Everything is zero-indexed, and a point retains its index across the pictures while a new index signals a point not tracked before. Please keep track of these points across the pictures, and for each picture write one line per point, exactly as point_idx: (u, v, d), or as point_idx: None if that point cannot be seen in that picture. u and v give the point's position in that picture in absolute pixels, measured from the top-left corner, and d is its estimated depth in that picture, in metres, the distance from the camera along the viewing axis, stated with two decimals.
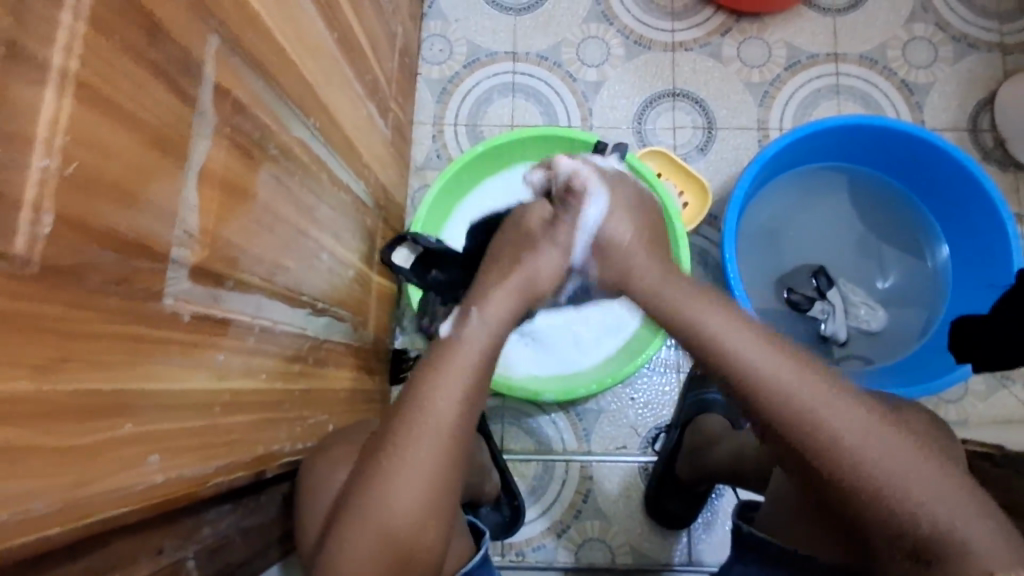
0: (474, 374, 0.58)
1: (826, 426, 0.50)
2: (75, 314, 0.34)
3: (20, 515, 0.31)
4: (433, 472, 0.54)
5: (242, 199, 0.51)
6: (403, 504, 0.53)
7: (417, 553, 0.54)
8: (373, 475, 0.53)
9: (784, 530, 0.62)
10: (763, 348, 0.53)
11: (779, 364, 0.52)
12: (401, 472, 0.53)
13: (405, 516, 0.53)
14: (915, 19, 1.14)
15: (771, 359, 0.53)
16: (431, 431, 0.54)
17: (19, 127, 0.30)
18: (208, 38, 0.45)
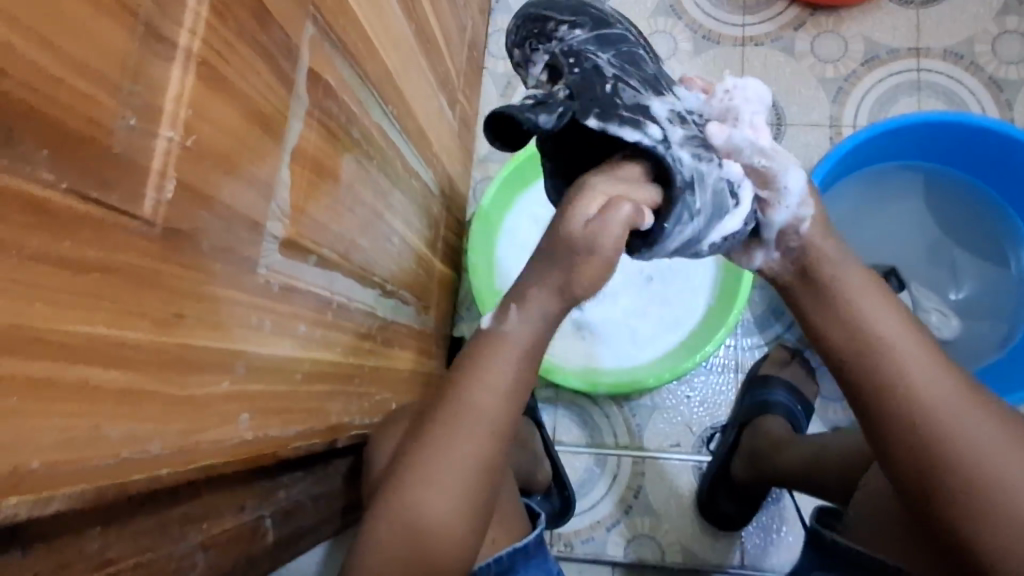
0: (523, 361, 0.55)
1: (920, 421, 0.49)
2: (188, 274, 0.37)
3: (139, 454, 0.34)
4: (485, 446, 0.53)
5: (328, 179, 0.54)
6: (455, 476, 0.53)
7: (464, 532, 0.54)
8: (421, 449, 0.54)
9: (858, 530, 0.61)
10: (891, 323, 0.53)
11: (903, 346, 0.51)
12: (452, 450, 0.53)
13: (461, 482, 0.53)
14: (1008, 12, 1.08)
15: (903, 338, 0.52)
16: (484, 401, 0.53)
17: (152, 100, 0.33)
18: (305, 25, 0.48)
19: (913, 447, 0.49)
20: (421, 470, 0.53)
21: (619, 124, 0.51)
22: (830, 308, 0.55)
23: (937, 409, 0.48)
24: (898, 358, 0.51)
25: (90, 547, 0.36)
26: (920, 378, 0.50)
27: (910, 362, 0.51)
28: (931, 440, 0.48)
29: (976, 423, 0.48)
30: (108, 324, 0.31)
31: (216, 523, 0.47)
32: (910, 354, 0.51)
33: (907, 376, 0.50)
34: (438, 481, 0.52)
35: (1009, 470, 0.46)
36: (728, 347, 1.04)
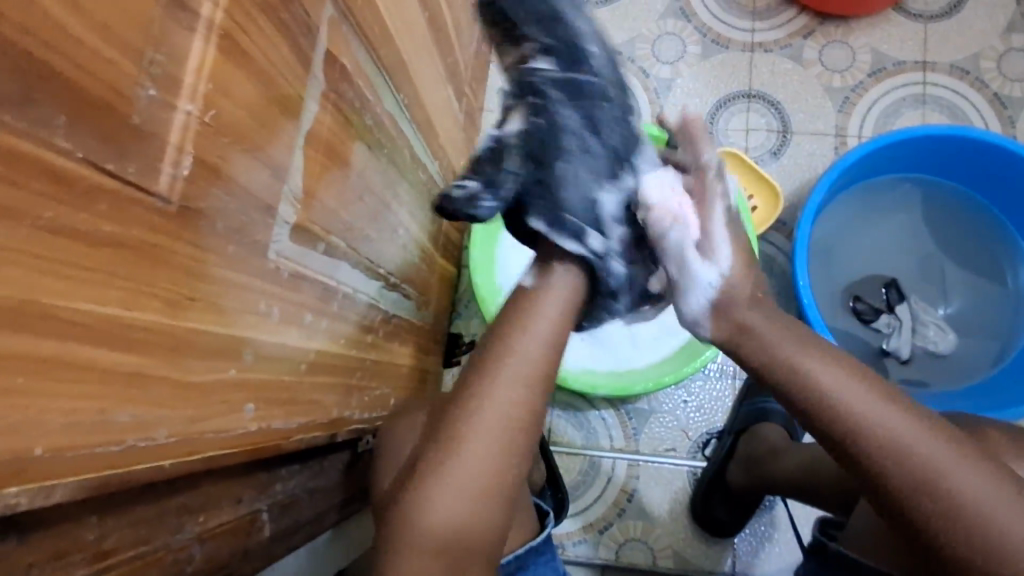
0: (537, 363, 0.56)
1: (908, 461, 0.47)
2: (200, 255, 0.35)
3: (145, 442, 0.32)
4: (505, 438, 0.54)
5: (340, 165, 0.52)
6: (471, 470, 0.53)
7: (482, 531, 0.54)
8: (434, 450, 0.53)
9: (855, 543, 0.60)
10: (847, 383, 0.51)
11: (861, 393, 0.50)
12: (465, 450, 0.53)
13: (476, 480, 0.53)
14: (1014, 29, 1.09)
15: (865, 398, 0.50)
16: (503, 393, 0.54)
17: (172, 70, 0.31)
18: (325, 6, 0.46)
19: (898, 495, 0.47)
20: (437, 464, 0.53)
21: (563, 235, 0.58)
22: (804, 349, 0.54)
23: (912, 451, 0.47)
24: (859, 405, 0.50)
25: (87, 538, 0.34)
26: (888, 422, 0.49)
27: (875, 412, 0.49)
28: (915, 482, 0.47)
29: (955, 459, 0.47)
30: (120, 304, 0.29)
31: (213, 516, 0.45)
32: (872, 402, 0.50)
33: (873, 423, 0.49)
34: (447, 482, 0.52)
35: (995, 501, 0.45)
36: (726, 352, 1.04)
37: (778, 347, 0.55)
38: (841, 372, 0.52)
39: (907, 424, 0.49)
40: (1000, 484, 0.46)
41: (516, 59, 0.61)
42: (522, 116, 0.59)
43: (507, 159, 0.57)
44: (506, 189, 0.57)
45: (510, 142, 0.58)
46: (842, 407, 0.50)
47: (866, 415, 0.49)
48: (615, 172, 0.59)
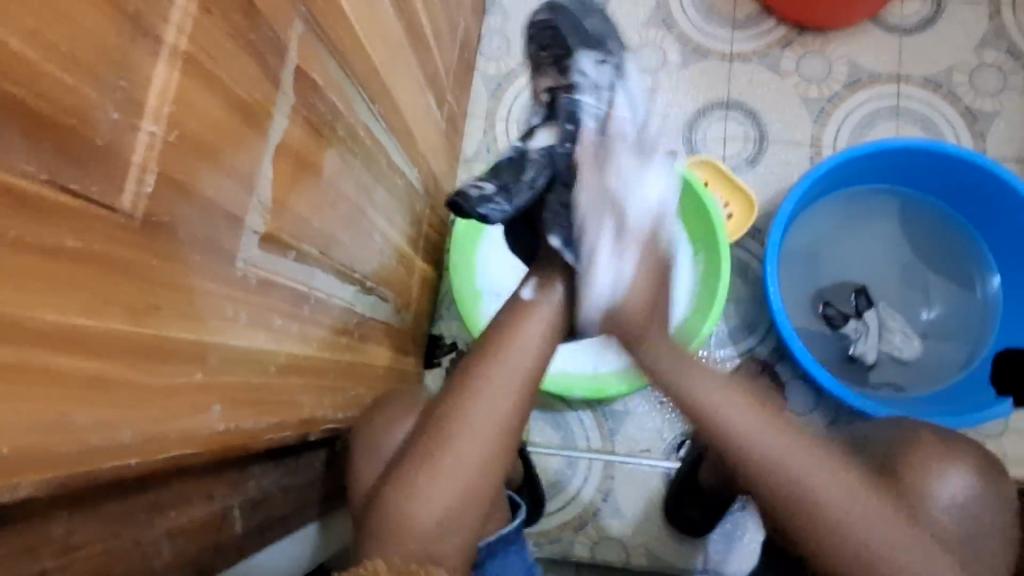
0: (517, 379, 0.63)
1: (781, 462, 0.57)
2: (166, 266, 0.37)
3: (109, 442, 0.34)
4: (491, 443, 0.61)
5: (311, 176, 0.54)
6: (460, 468, 0.60)
7: (463, 522, 0.60)
8: (421, 449, 0.61)
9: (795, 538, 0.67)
10: (711, 393, 0.62)
11: (729, 402, 0.61)
12: (451, 448, 0.60)
13: (459, 475, 0.60)
14: (986, 44, 1.11)
15: (725, 402, 0.61)
16: (493, 396, 0.62)
17: (136, 94, 0.33)
18: (295, 24, 0.48)
19: (759, 483, 0.58)
20: (430, 464, 0.60)
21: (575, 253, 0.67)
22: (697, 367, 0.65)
23: (766, 447, 0.58)
24: (726, 412, 0.60)
25: (55, 531, 0.36)
26: (734, 419, 0.60)
27: (728, 408, 0.61)
28: (776, 474, 0.57)
29: (814, 468, 0.56)
30: (84, 313, 0.31)
31: (184, 512, 0.47)
32: (737, 409, 0.60)
33: (735, 426, 0.59)
34: (433, 477, 0.60)
35: (852, 508, 0.54)
36: (701, 357, 1.06)
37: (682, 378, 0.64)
38: (721, 385, 0.62)
39: (749, 423, 0.59)
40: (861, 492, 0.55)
41: (551, 83, 0.71)
42: (554, 132, 0.69)
43: (529, 169, 0.66)
44: (519, 197, 0.64)
45: (535, 155, 0.68)
46: (710, 404, 0.61)
47: (735, 418, 0.60)
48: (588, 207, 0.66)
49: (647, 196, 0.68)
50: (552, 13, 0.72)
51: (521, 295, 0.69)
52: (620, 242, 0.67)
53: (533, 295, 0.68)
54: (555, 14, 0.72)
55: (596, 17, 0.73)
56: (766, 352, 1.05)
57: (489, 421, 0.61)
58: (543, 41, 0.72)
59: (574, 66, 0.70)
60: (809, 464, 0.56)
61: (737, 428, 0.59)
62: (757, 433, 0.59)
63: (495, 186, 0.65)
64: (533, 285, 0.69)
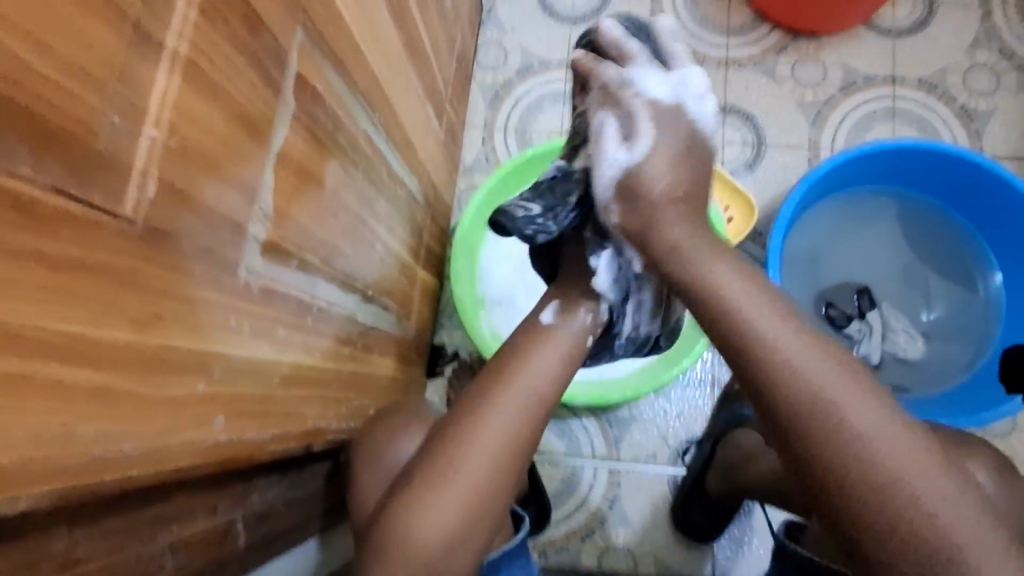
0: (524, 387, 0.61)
1: (848, 424, 0.46)
2: (169, 274, 0.37)
3: (114, 454, 0.34)
4: (499, 451, 0.59)
5: (312, 185, 0.54)
6: (467, 481, 0.58)
7: (473, 534, 0.59)
8: (426, 461, 0.59)
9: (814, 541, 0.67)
10: (780, 335, 0.50)
11: (787, 334, 0.50)
12: (458, 460, 0.58)
13: (468, 486, 0.58)
14: (979, 46, 1.12)
15: (801, 355, 0.48)
16: (499, 405, 0.60)
17: (138, 100, 0.33)
18: (295, 32, 0.48)
19: (806, 431, 0.47)
20: (436, 476, 0.58)
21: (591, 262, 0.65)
22: (753, 298, 0.52)
23: (842, 410, 0.47)
24: (789, 350, 0.49)
25: (56, 547, 0.35)
26: (811, 375, 0.48)
27: (802, 356, 0.48)
28: (834, 434, 0.46)
29: (873, 419, 0.47)
30: (89, 322, 0.31)
31: (186, 527, 0.46)
32: (804, 349, 0.49)
33: (799, 366, 0.48)
34: (440, 491, 0.58)
35: (921, 479, 0.45)
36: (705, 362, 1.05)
37: (737, 312, 0.51)
38: (785, 326, 0.50)
39: (825, 374, 0.48)
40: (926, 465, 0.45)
41: (590, 88, 0.62)
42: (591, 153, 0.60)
43: (571, 191, 0.61)
44: (562, 220, 0.61)
45: (578, 176, 0.61)
46: (786, 355, 0.49)
47: (804, 366, 0.48)
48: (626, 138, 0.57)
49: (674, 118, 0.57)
50: (602, 20, 0.64)
51: (542, 318, 0.68)
52: (632, 139, 0.57)
53: (553, 320, 0.67)
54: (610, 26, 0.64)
55: (659, 31, 0.64)
56: None
57: (497, 430, 0.59)
58: (591, 46, 0.63)
59: (622, 61, 0.59)
60: (882, 427, 0.46)
61: (815, 388, 0.47)
62: (831, 387, 0.47)
63: (542, 207, 0.60)
64: (554, 309, 0.68)
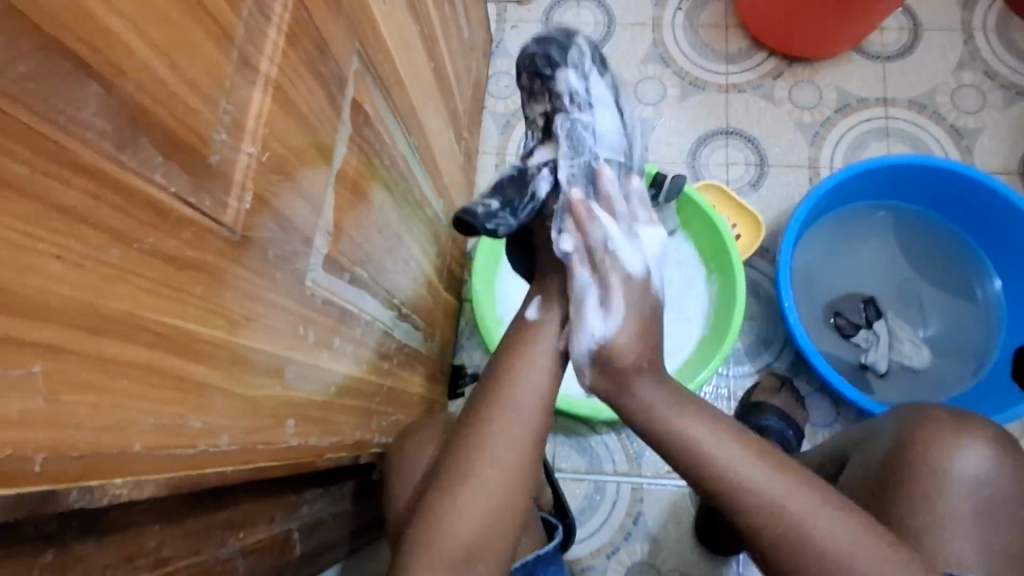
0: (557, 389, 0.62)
1: (774, 502, 0.51)
2: (257, 280, 0.39)
3: (212, 448, 0.36)
4: (529, 454, 0.59)
5: (363, 201, 0.57)
6: (486, 496, 0.57)
7: (494, 548, 0.57)
8: (459, 460, 0.58)
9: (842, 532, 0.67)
10: (692, 422, 0.56)
11: (737, 453, 0.53)
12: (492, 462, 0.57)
13: (502, 486, 0.57)
14: (964, 68, 1.19)
15: (712, 441, 0.54)
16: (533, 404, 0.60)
17: (239, 117, 0.36)
18: (353, 59, 0.51)
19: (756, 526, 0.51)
20: (452, 488, 0.57)
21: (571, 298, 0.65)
22: (683, 408, 0.57)
23: (764, 491, 0.51)
24: (734, 464, 0.53)
25: (150, 544, 0.37)
26: (731, 462, 0.53)
27: (713, 441, 0.54)
28: (762, 509, 0.51)
29: (822, 517, 0.50)
30: (195, 321, 0.33)
31: (252, 533, 0.47)
32: (745, 458, 0.53)
33: (750, 479, 0.52)
34: (473, 492, 0.56)
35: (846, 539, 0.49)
36: (722, 375, 1.07)
37: (661, 414, 0.57)
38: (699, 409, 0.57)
39: (735, 455, 0.53)
40: (862, 538, 0.50)
41: (545, 107, 0.70)
42: (550, 156, 0.70)
43: (532, 185, 0.69)
44: (523, 211, 0.68)
45: (532, 172, 0.70)
46: (699, 440, 0.55)
47: (715, 450, 0.54)
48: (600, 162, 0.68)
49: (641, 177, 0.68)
50: (541, 46, 0.69)
51: (526, 315, 0.68)
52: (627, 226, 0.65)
53: (537, 315, 0.67)
54: (545, 46, 0.70)
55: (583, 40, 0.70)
56: (784, 367, 1.07)
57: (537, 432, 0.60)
58: (534, 68, 0.70)
59: (560, 88, 0.69)
60: (808, 501, 0.51)
61: (730, 474, 0.52)
62: (744, 467, 0.52)
63: (500, 202, 0.68)
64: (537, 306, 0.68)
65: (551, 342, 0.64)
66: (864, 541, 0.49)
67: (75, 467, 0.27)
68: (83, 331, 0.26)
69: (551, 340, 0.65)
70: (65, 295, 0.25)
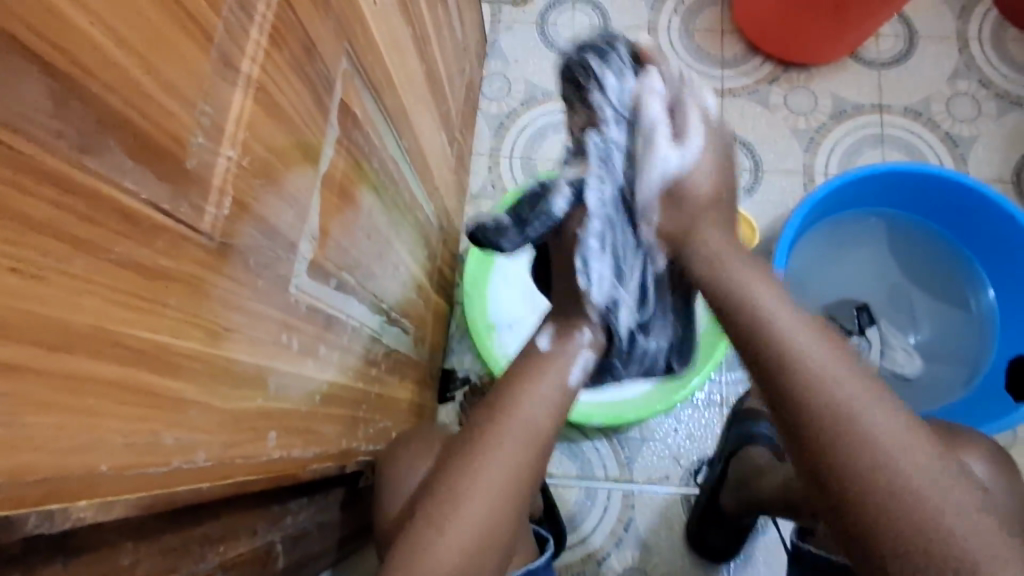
0: (547, 397, 0.61)
1: (858, 421, 0.44)
2: (237, 289, 0.38)
3: (186, 464, 0.35)
4: (516, 470, 0.56)
5: (351, 205, 0.56)
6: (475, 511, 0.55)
7: (481, 567, 0.55)
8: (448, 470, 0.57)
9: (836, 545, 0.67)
10: (798, 331, 0.49)
11: (825, 354, 0.48)
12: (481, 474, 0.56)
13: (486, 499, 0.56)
14: (959, 76, 1.19)
15: (813, 345, 0.48)
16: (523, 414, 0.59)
17: (218, 120, 0.34)
18: (341, 60, 0.50)
19: (863, 483, 0.43)
20: (440, 503, 0.55)
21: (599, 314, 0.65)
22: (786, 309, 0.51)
23: (852, 410, 0.45)
24: (818, 363, 0.47)
25: (122, 563, 0.35)
26: (820, 364, 0.47)
27: (807, 341, 0.48)
28: (844, 423, 0.44)
29: (919, 457, 0.44)
30: (169, 332, 0.32)
31: (231, 546, 0.46)
32: (873, 407, 0.45)
33: (879, 432, 0.44)
34: (459, 505, 0.55)
35: (948, 489, 0.42)
36: (714, 382, 1.07)
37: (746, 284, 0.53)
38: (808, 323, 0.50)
39: (825, 356, 0.48)
40: (964, 500, 0.42)
41: (582, 122, 0.60)
42: (576, 174, 0.60)
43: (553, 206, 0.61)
44: (534, 230, 0.61)
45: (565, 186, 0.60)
46: (794, 341, 0.48)
47: (810, 349, 0.48)
48: (637, 209, 0.61)
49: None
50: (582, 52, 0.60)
51: (537, 345, 0.65)
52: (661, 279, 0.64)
53: (549, 347, 0.64)
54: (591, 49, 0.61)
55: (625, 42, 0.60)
56: None
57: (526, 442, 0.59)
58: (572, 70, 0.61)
59: (599, 101, 0.59)
60: (897, 429, 0.44)
61: (820, 381, 0.46)
62: (831, 372, 0.47)
63: (514, 224, 0.61)
64: (549, 334, 0.66)
65: (567, 374, 0.63)
66: (969, 511, 0.41)
67: (37, 491, 0.26)
68: (44, 347, 0.25)
69: (568, 373, 0.63)
70: (26, 310, 0.24)
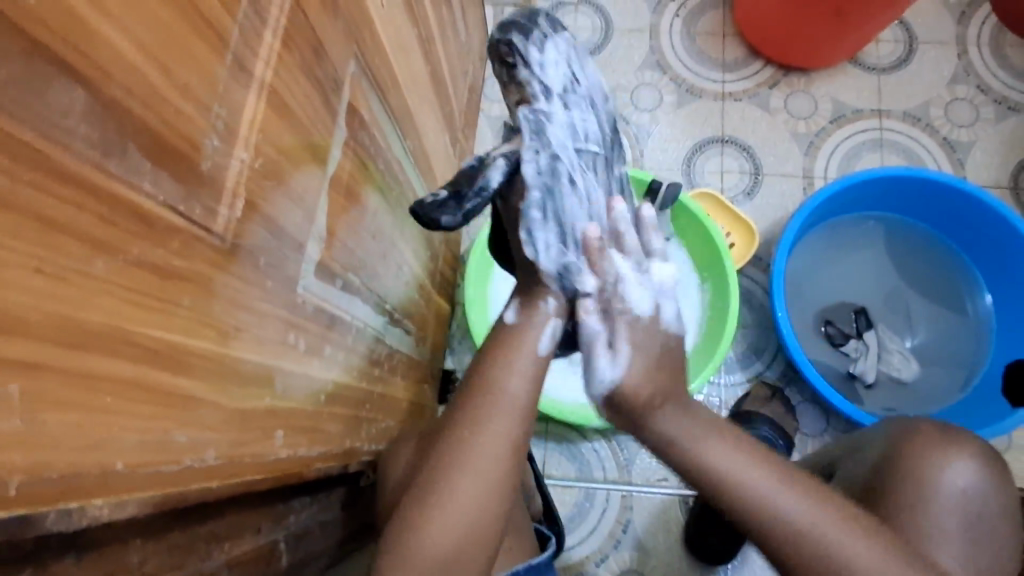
0: None
1: (733, 484, 0.52)
2: (247, 289, 0.38)
3: (197, 463, 0.35)
4: (516, 472, 0.57)
5: (356, 205, 0.56)
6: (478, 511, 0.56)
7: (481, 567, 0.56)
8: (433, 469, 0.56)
9: None
10: (663, 399, 0.57)
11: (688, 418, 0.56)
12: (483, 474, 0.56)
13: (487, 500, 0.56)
14: (958, 81, 1.19)
15: (674, 415, 0.56)
16: None
17: (231, 122, 0.35)
18: (349, 63, 0.51)
19: (754, 528, 0.52)
20: None
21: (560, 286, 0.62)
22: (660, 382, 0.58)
23: (723, 469, 0.53)
24: (684, 431, 0.55)
25: (131, 560, 0.36)
26: (684, 433, 0.55)
27: (672, 413, 0.56)
28: (723, 483, 0.53)
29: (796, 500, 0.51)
30: (183, 332, 0.32)
31: (237, 544, 0.46)
32: (740, 465, 0.53)
33: (749, 489, 0.52)
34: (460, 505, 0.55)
35: (826, 525, 0.50)
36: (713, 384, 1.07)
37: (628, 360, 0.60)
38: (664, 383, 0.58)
39: (688, 426, 0.55)
40: (838, 522, 0.50)
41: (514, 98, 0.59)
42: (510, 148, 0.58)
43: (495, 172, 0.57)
44: (477, 206, 0.55)
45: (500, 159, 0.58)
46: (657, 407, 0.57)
47: (675, 420, 0.56)
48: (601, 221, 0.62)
49: (635, 199, 0.63)
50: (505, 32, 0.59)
51: (504, 319, 0.63)
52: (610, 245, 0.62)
53: (516, 319, 0.63)
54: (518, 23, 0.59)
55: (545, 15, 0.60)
56: (775, 377, 1.07)
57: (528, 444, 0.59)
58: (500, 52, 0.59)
59: (526, 76, 0.58)
60: (772, 479, 0.52)
61: (688, 448, 0.54)
62: (699, 439, 0.54)
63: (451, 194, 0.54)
64: (517, 307, 0.64)
65: (535, 344, 0.61)
66: (838, 530, 0.50)
67: (53, 489, 0.26)
68: (65, 346, 0.25)
69: (535, 342, 0.61)
70: (45, 311, 0.24)
